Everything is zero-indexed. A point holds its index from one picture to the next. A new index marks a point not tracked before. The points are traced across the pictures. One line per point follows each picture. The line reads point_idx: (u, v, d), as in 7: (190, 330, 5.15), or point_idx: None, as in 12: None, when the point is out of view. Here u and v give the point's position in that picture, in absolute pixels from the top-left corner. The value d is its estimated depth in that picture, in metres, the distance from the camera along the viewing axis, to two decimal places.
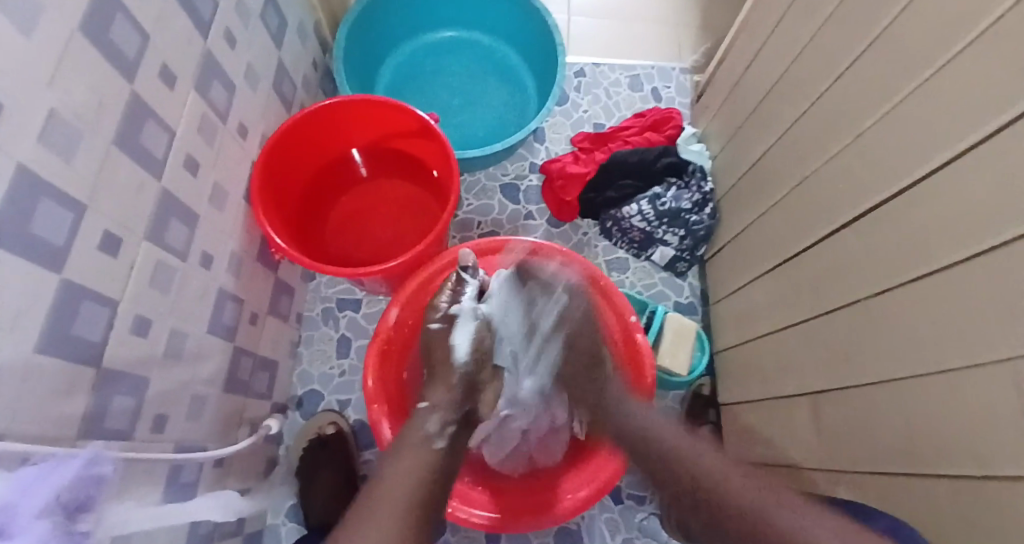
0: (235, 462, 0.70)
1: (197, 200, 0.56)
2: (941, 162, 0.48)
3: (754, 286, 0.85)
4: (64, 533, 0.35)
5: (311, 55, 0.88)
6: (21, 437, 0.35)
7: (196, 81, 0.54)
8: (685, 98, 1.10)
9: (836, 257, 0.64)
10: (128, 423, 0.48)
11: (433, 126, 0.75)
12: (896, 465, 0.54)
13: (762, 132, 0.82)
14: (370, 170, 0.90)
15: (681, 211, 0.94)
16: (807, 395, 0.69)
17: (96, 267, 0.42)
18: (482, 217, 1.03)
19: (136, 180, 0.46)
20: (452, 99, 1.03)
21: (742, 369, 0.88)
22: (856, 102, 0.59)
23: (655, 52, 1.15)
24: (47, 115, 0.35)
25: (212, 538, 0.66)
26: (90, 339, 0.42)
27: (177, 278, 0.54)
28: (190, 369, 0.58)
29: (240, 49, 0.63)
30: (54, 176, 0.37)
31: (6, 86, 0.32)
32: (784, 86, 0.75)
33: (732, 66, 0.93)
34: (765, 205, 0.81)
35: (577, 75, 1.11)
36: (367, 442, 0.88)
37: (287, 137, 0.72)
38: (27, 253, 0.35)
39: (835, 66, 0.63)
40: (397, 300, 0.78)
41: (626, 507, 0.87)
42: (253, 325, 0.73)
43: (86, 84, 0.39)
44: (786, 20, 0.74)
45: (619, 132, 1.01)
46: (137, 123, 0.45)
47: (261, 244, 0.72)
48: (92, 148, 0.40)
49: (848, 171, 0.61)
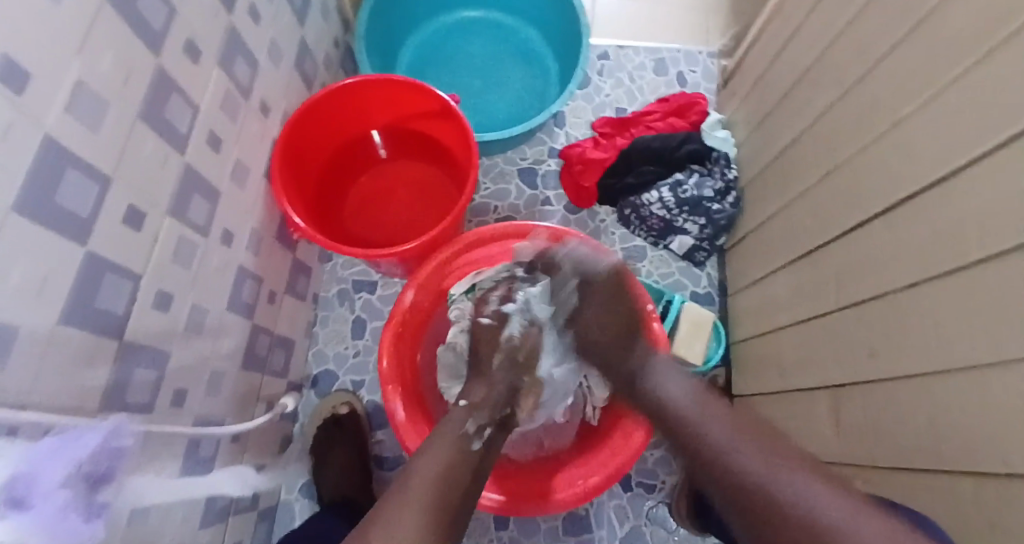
0: (251, 438, 0.71)
1: (219, 176, 0.56)
2: (974, 156, 0.46)
3: (776, 278, 0.83)
4: (84, 505, 0.36)
5: (333, 32, 0.87)
6: (45, 406, 0.36)
7: (221, 55, 0.54)
8: (711, 84, 1.08)
9: (865, 249, 0.62)
10: (149, 397, 0.48)
11: (453, 107, 0.74)
12: (919, 462, 0.53)
13: (789, 121, 0.80)
14: (387, 152, 0.89)
15: (703, 199, 0.92)
16: (829, 389, 0.68)
17: (120, 240, 0.42)
18: (500, 201, 1.02)
19: (160, 154, 0.46)
20: (473, 81, 1.02)
21: (760, 362, 0.87)
22: (895, 89, 0.57)
23: (682, 35, 1.12)
24: (73, 84, 0.35)
25: (228, 511, 0.67)
26: (114, 312, 0.42)
27: (198, 254, 0.54)
28: (210, 345, 0.58)
29: (264, 24, 0.62)
30: (80, 146, 0.36)
31: (35, 53, 0.31)
32: (818, 72, 0.72)
33: (762, 52, 0.90)
34: (790, 195, 0.79)
35: (601, 58, 1.09)
36: (380, 423, 0.89)
37: (308, 115, 0.72)
38: (53, 223, 0.35)
39: (875, 51, 0.61)
40: (413, 282, 0.77)
41: (635, 495, 0.87)
42: (271, 304, 0.73)
43: (112, 54, 0.38)
44: (824, 2, 0.71)
45: (641, 117, 1.00)
46: (161, 96, 0.45)
47: (280, 223, 0.72)
48: (118, 120, 0.40)
49: (882, 161, 0.59)
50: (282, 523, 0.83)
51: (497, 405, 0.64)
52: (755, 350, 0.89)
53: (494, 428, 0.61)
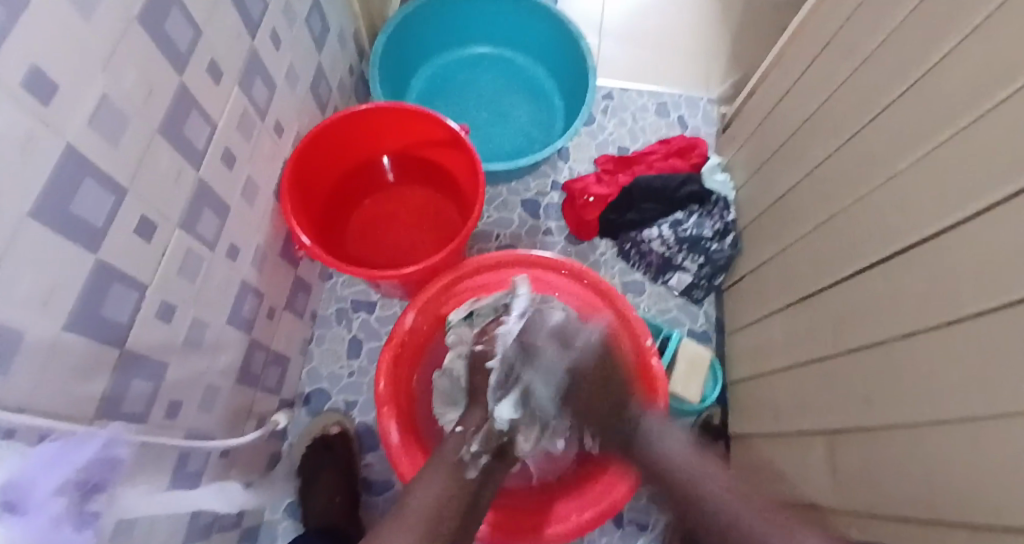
0: (241, 455, 0.70)
1: (230, 191, 0.57)
2: (973, 210, 0.47)
3: (771, 321, 0.84)
4: (75, 515, 0.36)
5: (348, 60, 0.90)
6: (44, 412, 0.36)
7: (241, 77, 0.56)
8: (711, 128, 1.11)
9: (858, 295, 0.63)
10: (143, 408, 0.48)
11: (463, 136, 0.76)
12: (910, 507, 0.53)
13: (788, 166, 0.82)
14: (396, 177, 0.91)
15: (702, 238, 0.94)
16: (824, 433, 0.68)
17: (130, 249, 0.43)
18: (502, 230, 1.03)
19: (175, 168, 0.47)
20: (481, 113, 1.05)
21: (755, 405, 0.86)
22: (890, 142, 0.59)
23: (684, 80, 1.16)
24: (98, 99, 0.36)
25: (211, 530, 0.66)
26: (117, 321, 0.43)
27: (204, 267, 0.54)
28: (207, 359, 0.58)
29: (284, 50, 0.65)
30: (99, 157, 0.38)
31: (63, 68, 0.33)
32: (815, 123, 0.75)
33: (762, 99, 0.93)
34: (789, 239, 0.81)
35: (605, 98, 1.13)
36: (371, 446, 0.88)
37: (320, 138, 0.74)
38: (66, 230, 0.36)
39: (872, 106, 0.63)
40: (414, 305, 0.79)
41: (626, 533, 0.86)
42: (270, 320, 0.74)
43: (137, 72, 0.40)
44: (822, 58, 0.74)
45: (644, 156, 1.02)
46: (181, 113, 0.46)
47: (285, 240, 0.74)
48: (138, 135, 0.41)
49: (877, 211, 0.61)
50: None
51: (495, 436, 0.65)
52: (752, 392, 0.88)
53: (492, 458, 0.64)
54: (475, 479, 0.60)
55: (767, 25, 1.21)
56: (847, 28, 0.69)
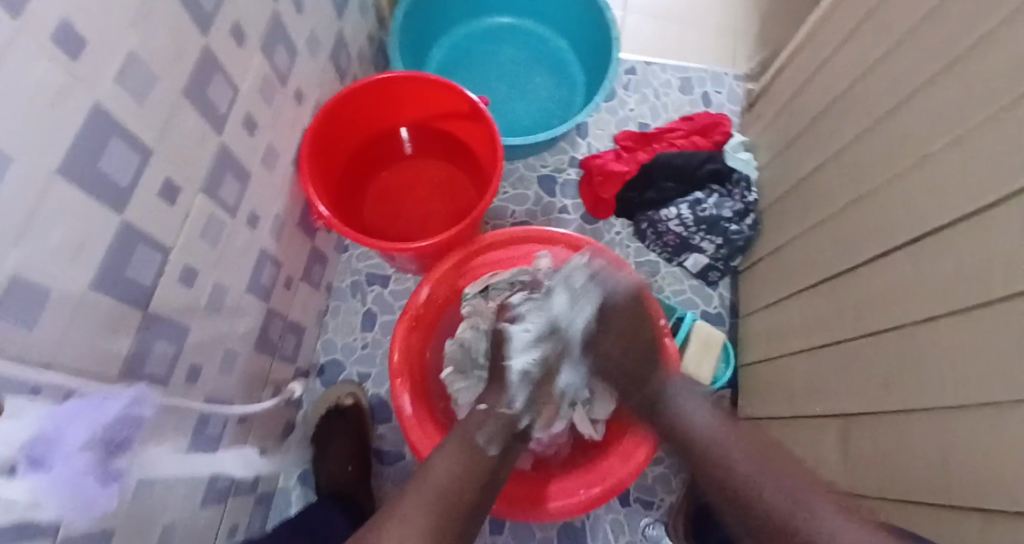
0: (256, 421, 0.71)
1: (251, 157, 0.57)
2: (1004, 193, 0.46)
3: (789, 304, 0.84)
4: (99, 470, 0.37)
5: (368, 27, 0.88)
6: (69, 369, 0.36)
7: (263, 41, 0.55)
8: (735, 106, 1.08)
9: (884, 281, 0.62)
10: (166, 370, 0.48)
11: (482, 109, 0.75)
12: (919, 489, 0.53)
13: (814, 149, 0.80)
14: (414, 149, 0.90)
15: (720, 219, 0.93)
16: (840, 417, 0.68)
17: (155, 212, 0.43)
18: (518, 206, 1.02)
19: (199, 131, 0.46)
20: (501, 85, 1.03)
21: (767, 386, 0.87)
22: (927, 122, 0.57)
23: (709, 56, 1.13)
24: (126, 55, 0.36)
25: (228, 492, 0.67)
26: (141, 283, 0.43)
27: (225, 233, 0.54)
28: (227, 325, 0.59)
29: (306, 14, 0.63)
30: (126, 116, 0.37)
31: (92, 21, 0.32)
32: (847, 103, 0.73)
33: (790, 78, 0.91)
34: (812, 221, 0.79)
35: (627, 73, 1.10)
36: (383, 418, 0.89)
37: (340, 106, 0.72)
38: (95, 191, 0.35)
39: (910, 85, 0.61)
40: (430, 278, 0.78)
41: (632, 510, 0.87)
42: (287, 289, 0.74)
43: (165, 29, 0.39)
44: (858, 35, 0.72)
45: (664, 133, 1.00)
46: (205, 74, 0.46)
47: (303, 209, 0.73)
48: (164, 96, 0.41)
49: (909, 196, 0.59)
50: (278, 510, 0.83)
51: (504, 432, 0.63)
52: (765, 374, 0.88)
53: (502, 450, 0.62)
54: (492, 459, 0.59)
55: (796, 2, 1.17)
56: (886, 4, 0.66)
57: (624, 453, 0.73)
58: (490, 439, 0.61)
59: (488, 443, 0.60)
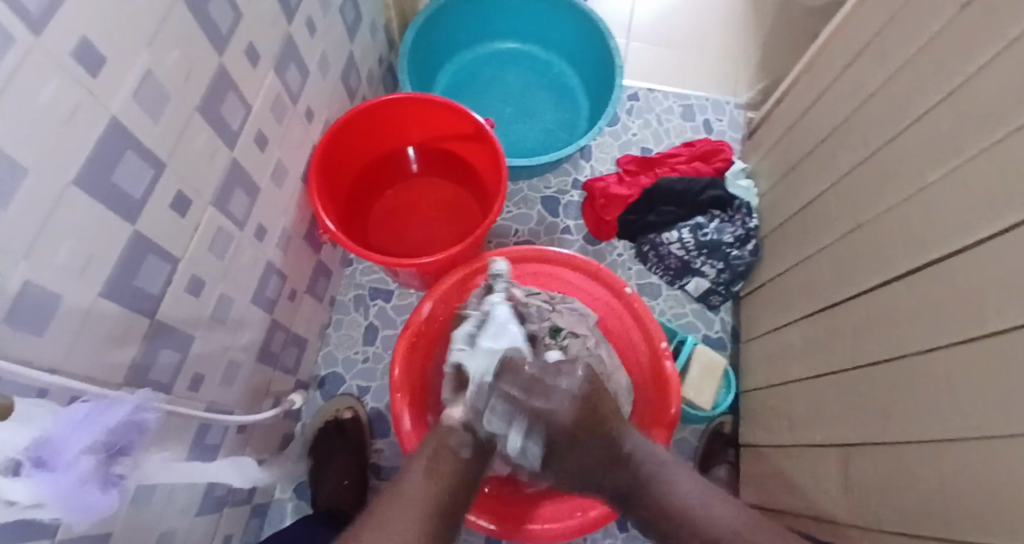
0: (255, 432, 0.72)
1: (261, 172, 0.58)
2: (998, 228, 0.47)
3: (789, 331, 0.84)
4: (100, 477, 0.37)
5: (378, 50, 0.91)
6: (75, 374, 0.37)
7: (276, 61, 0.57)
8: (736, 134, 1.10)
9: (881, 311, 0.62)
10: (169, 378, 0.49)
11: (487, 130, 0.77)
12: (920, 519, 0.53)
13: (813, 177, 0.81)
14: (420, 168, 0.92)
15: (722, 243, 0.93)
16: (839, 446, 0.67)
17: (165, 224, 0.44)
18: (521, 226, 1.04)
19: (210, 147, 0.48)
20: (506, 107, 1.05)
21: (768, 414, 0.86)
22: (921, 154, 0.58)
23: (711, 84, 1.15)
24: (143, 72, 0.38)
25: (225, 503, 0.67)
26: (149, 291, 0.44)
27: (233, 246, 0.56)
28: (231, 335, 0.60)
29: (318, 36, 0.66)
30: (141, 132, 0.39)
31: (113, 42, 0.34)
32: (844, 134, 0.74)
33: (790, 107, 0.92)
34: (813, 248, 0.79)
35: (630, 99, 1.12)
36: (382, 432, 0.89)
37: (349, 125, 0.75)
38: (107, 201, 0.37)
39: (904, 118, 0.62)
40: (431, 295, 0.79)
41: (630, 535, 0.86)
42: (291, 302, 0.75)
43: (180, 50, 0.41)
44: (854, 69, 0.74)
45: (666, 158, 1.02)
46: (219, 92, 0.48)
47: (309, 224, 0.75)
48: (178, 113, 0.43)
49: (904, 226, 0.60)
50: (274, 523, 0.83)
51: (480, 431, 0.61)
52: (765, 400, 0.88)
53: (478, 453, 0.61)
54: (468, 460, 0.59)
55: (797, 34, 1.19)
56: (879, 40, 0.68)
57: None
58: (463, 442, 0.60)
59: (461, 446, 0.60)
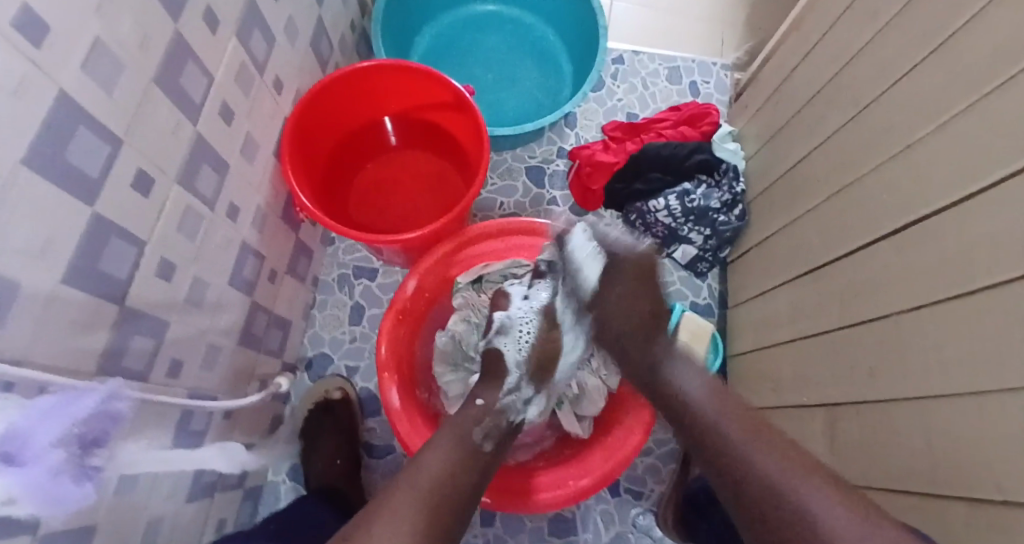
0: (242, 416, 0.71)
1: (229, 148, 0.56)
2: (993, 180, 0.45)
3: (776, 294, 0.84)
4: (74, 469, 0.36)
5: (349, 15, 0.86)
6: (41, 365, 0.35)
7: (238, 28, 0.53)
8: (723, 96, 1.08)
9: (868, 272, 0.62)
10: (145, 366, 0.48)
11: (467, 98, 0.74)
12: (909, 475, 0.53)
13: (800, 138, 0.80)
14: (399, 139, 0.89)
15: (709, 209, 0.93)
16: (826, 405, 0.68)
17: (128, 205, 0.42)
18: (507, 198, 1.02)
19: (172, 122, 0.45)
20: (487, 75, 1.02)
21: (755, 376, 0.87)
22: (910, 110, 0.57)
23: (697, 45, 1.12)
24: (92, 42, 0.35)
25: (215, 488, 0.67)
26: (116, 277, 0.42)
27: (204, 226, 0.53)
28: (208, 318, 0.58)
29: (283, 1, 0.62)
30: (95, 107, 0.36)
31: (56, 7, 0.31)
32: (832, 92, 0.72)
33: (777, 67, 0.90)
34: (800, 211, 0.79)
35: (615, 63, 1.09)
36: (373, 411, 0.89)
37: (322, 96, 0.71)
38: (62, 182, 0.34)
39: (893, 73, 0.60)
40: (416, 270, 0.78)
41: (624, 500, 0.87)
42: (271, 283, 0.73)
43: (132, 16, 0.38)
44: (842, 23, 0.72)
45: (652, 124, 1.00)
46: (178, 62, 0.45)
47: (286, 202, 0.72)
48: (133, 85, 0.40)
49: (891, 184, 0.59)
50: (268, 505, 0.82)
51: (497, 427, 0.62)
52: (752, 364, 0.89)
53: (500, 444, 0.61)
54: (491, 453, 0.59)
55: None
56: None
57: (609, 448, 0.73)
58: (487, 435, 0.60)
59: (484, 439, 0.59)
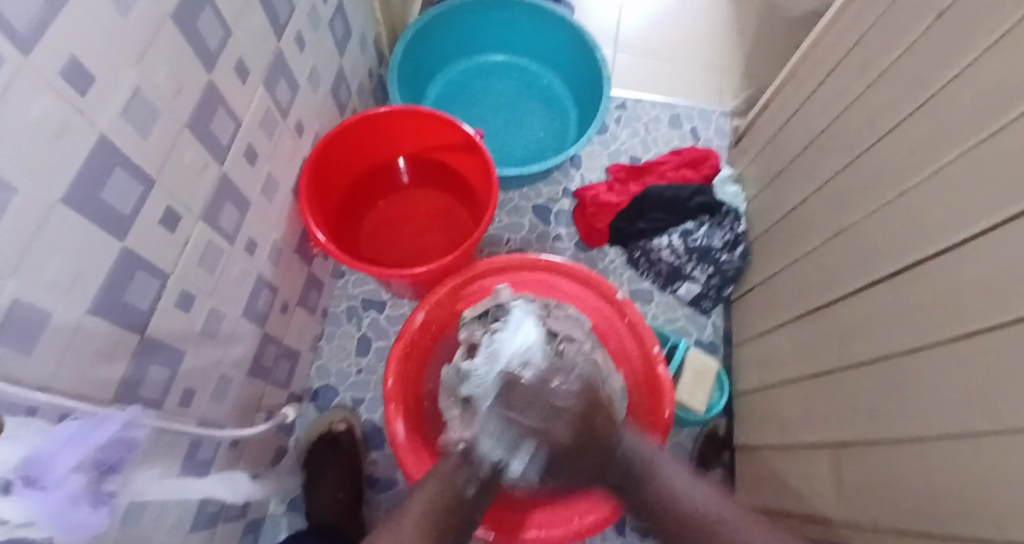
0: (247, 447, 0.71)
1: (250, 186, 0.59)
2: (987, 224, 0.47)
3: (779, 334, 0.84)
4: (91, 493, 0.37)
5: (368, 63, 0.91)
6: (65, 392, 0.37)
7: (265, 76, 0.57)
8: (723, 140, 1.12)
9: (864, 314, 0.63)
10: (159, 395, 0.49)
11: (477, 141, 0.77)
12: (911, 521, 0.53)
13: (799, 182, 0.82)
14: (411, 178, 0.93)
15: (711, 248, 0.95)
16: (830, 448, 0.68)
17: (154, 239, 0.44)
18: (513, 234, 1.04)
19: (200, 162, 0.48)
20: (496, 118, 1.06)
21: (758, 417, 0.87)
22: (904, 156, 0.59)
23: (699, 92, 1.17)
24: (131, 91, 0.38)
25: (217, 520, 0.67)
26: (138, 308, 0.44)
27: (223, 260, 0.56)
28: (222, 349, 0.60)
29: (308, 51, 0.66)
30: (129, 148, 0.39)
31: (101, 62, 0.34)
32: (827, 139, 0.75)
33: (775, 113, 0.94)
34: (801, 251, 0.80)
35: (619, 108, 1.14)
36: (376, 444, 0.89)
37: (339, 137, 0.75)
38: (95, 218, 0.37)
39: (882, 125, 0.63)
40: (423, 304, 0.80)
41: (627, 542, 0.86)
42: (283, 315, 0.75)
43: (169, 67, 0.41)
44: (836, 74, 0.75)
45: (655, 165, 1.03)
46: (208, 108, 0.48)
47: (300, 236, 0.75)
48: (168, 128, 0.43)
49: (887, 229, 0.61)
50: (268, 539, 0.82)
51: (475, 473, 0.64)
52: (756, 403, 0.89)
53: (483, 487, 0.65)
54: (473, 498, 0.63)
55: (780, 42, 1.22)
56: (860, 47, 0.70)
57: None
58: (469, 481, 0.63)
59: (467, 484, 0.63)
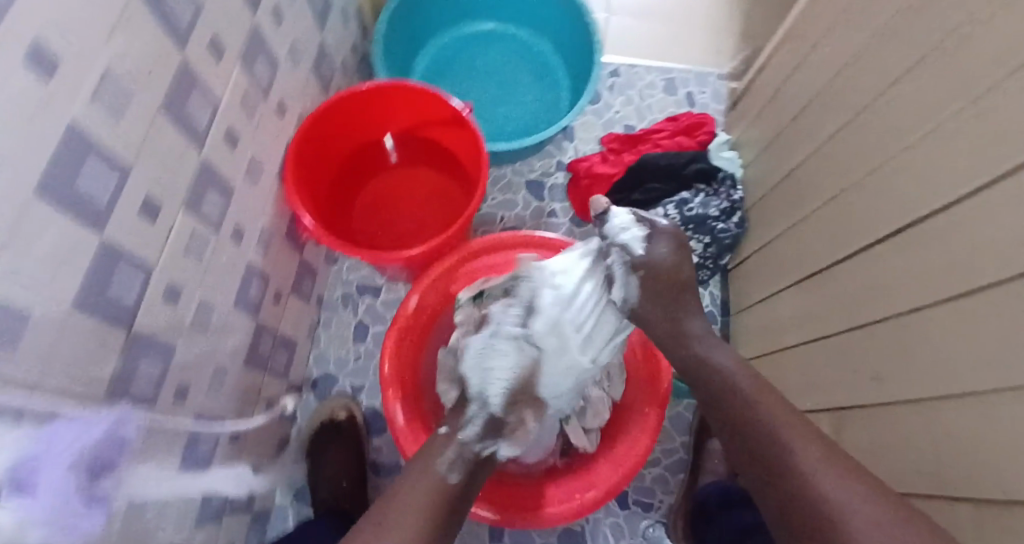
0: (249, 438, 0.70)
1: (234, 171, 0.56)
2: (990, 178, 0.45)
3: (780, 299, 0.84)
4: (86, 493, 0.38)
5: (350, 38, 0.88)
6: (54, 392, 0.36)
7: (242, 54, 0.54)
8: (719, 105, 1.09)
9: (870, 275, 0.63)
10: (153, 390, 0.48)
11: (466, 116, 0.75)
12: (922, 477, 0.53)
13: (798, 145, 0.81)
14: (400, 157, 0.90)
15: (708, 217, 0.93)
16: (834, 412, 0.68)
17: (135, 230, 0.42)
18: (507, 212, 1.03)
19: (179, 147, 0.46)
20: (486, 90, 1.03)
21: (762, 384, 0.87)
22: (907, 111, 0.57)
23: (693, 56, 1.14)
24: (102, 73, 0.36)
25: (223, 512, 0.66)
26: (124, 303, 0.42)
27: (210, 249, 0.54)
28: (215, 341, 0.58)
29: (286, 26, 0.63)
30: (103, 135, 0.37)
31: (68, 43, 0.32)
32: (828, 98, 0.73)
33: (772, 75, 0.92)
34: (802, 214, 0.79)
35: (612, 76, 1.11)
36: (379, 429, 0.88)
37: (324, 117, 0.73)
38: (73, 211, 0.35)
39: (886, 78, 0.62)
40: (417, 287, 0.78)
41: (632, 513, 0.86)
42: (277, 303, 0.74)
43: (140, 47, 0.39)
44: (835, 30, 0.73)
45: (650, 134, 1.01)
46: (184, 89, 0.46)
47: (290, 222, 0.73)
48: (142, 112, 0.41)
49: (891, 187, 0.59)
50: (275, 527, 0.82)
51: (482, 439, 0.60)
52: (759, 370, 0.88)
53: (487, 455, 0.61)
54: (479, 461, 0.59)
55: (775, 1, 1.18)
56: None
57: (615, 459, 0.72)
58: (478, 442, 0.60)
59: (473, 445, 0.60)
